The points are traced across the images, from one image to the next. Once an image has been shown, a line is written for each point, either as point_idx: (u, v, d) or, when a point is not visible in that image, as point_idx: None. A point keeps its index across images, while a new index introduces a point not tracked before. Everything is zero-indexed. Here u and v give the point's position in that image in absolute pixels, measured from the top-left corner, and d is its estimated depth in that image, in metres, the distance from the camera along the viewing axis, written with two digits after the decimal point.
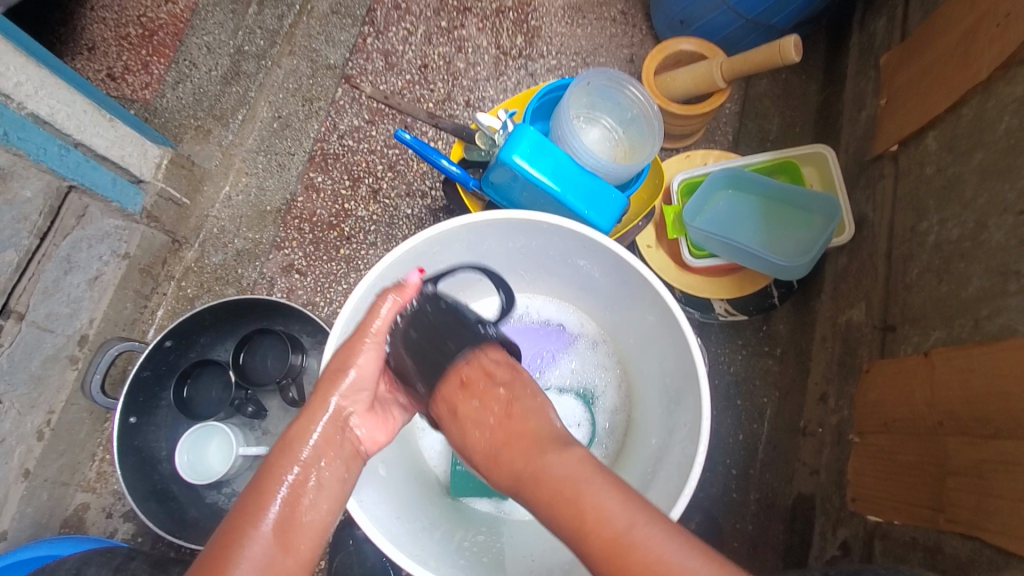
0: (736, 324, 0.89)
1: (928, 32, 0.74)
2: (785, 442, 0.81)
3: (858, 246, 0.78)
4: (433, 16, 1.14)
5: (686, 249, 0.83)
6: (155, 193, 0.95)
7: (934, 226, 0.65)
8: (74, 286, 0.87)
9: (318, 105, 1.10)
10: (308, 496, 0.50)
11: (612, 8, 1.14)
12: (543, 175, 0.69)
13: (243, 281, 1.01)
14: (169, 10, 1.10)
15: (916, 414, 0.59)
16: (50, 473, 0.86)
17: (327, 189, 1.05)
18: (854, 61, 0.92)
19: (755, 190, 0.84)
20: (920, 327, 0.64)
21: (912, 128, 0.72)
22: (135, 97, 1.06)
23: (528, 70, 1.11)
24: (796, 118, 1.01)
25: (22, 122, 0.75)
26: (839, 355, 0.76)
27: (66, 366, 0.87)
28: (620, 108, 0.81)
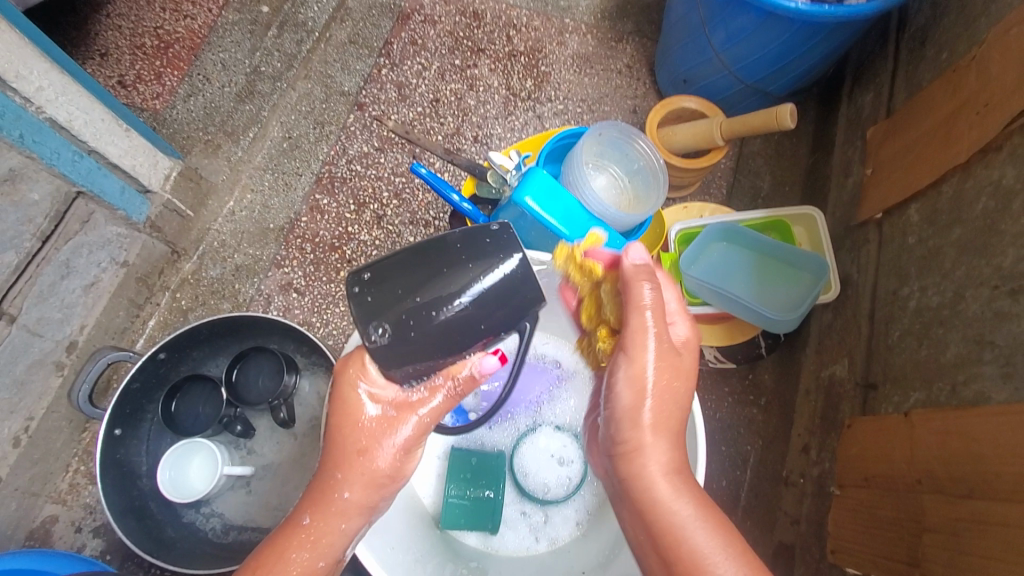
0: (723, 372, 0.92)
1: (911, 112, 0.80)
2: (768, 491, 0.84)
3: (842, 304, 0.82)
4: (447, 54, 1.19)
5: (681, 296, 0.87)
6: (160, 204, 0.96)
7: (915, 292, 0.70)
8: (69, 291, 0.86)
9: (329, 129, 1.12)
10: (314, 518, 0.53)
11: (618, 61, 1.20)
12: (552, 217, 0.72)
13: (239, 296, 1.01)
14: (187, 26, 1.13)
15: (896, 471, 0.62)
16: (22, 482, 0.84)
17: (332, 212, 1.07)
18: (843, 130, 0.99)
19: (747, 246, 0.88)
20: (900, 387, 0.67)
21: (896, 199, 0.77)
22: (145, 106, 1.07)
23: (536, 112, 1.15)
24: (786, 178, 1.07)
25: (39, 126, 0.75)
26: (822, 408, 0.80)
27: (51, 372, 0.86)
28: (626, 159, 0.85)
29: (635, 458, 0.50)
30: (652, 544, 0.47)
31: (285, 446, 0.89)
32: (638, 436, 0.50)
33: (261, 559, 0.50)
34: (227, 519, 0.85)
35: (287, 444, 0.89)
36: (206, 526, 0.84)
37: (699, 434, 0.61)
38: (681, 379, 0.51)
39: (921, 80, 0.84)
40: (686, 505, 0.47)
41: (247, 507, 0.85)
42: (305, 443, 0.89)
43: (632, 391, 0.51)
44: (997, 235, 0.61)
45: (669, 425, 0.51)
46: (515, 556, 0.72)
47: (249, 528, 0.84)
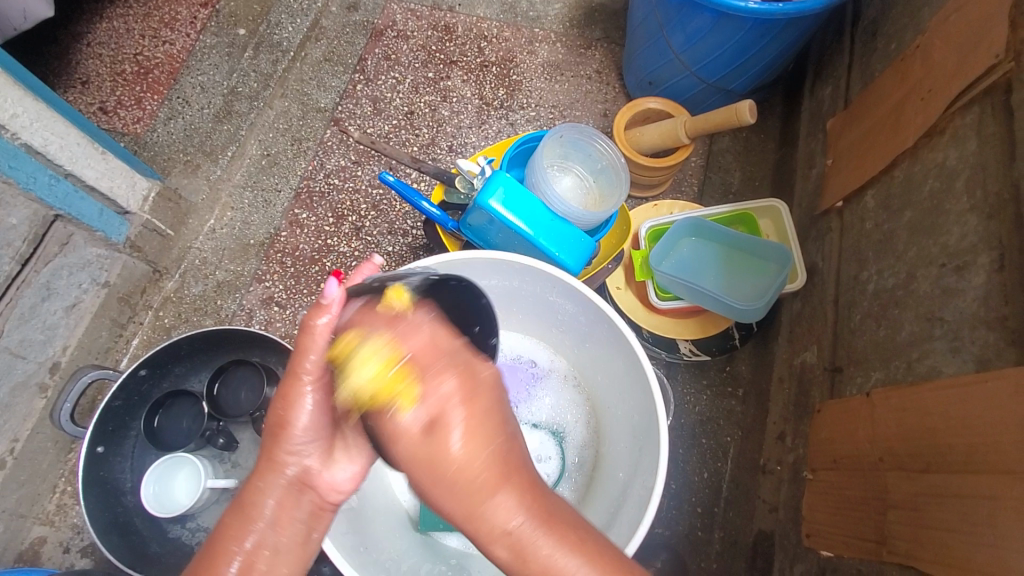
0: (700, 365, 0.93)
1: (866, 101, 0.83)
2: (747, 480, 0.84)
3: (810, 292, 0.84)
4: (421, 67, 1.21)
5: (652, 291, 0.88)
6: (140, 224, 0.98)
7: (873, 276, 0.71)
8: (51, 313, 0.88)
9: (306, 145, 1.14)
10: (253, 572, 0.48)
11: (588, 67, 1.22)
12: (517, 218, 0.74)
13: (221, 312, 1.02)
14: (165, 51, 1.16)
15: (860, 451, 0.63)
16: (8, 504, 0.85)
17: (311, 225, 1.08)
18: (807, 124, 1.01)
19: (715, 239, 0.90)
20: (863, 368, 0.69)
21: (854, 186, 0.79)
22: (126, 131, 1.10)
23: (508, 119, 1.18)
24: (755, 174, 1.09)
25: (15, 152, 0.77)
26: (795, 396, 0.81)
27: (35, 394, 0.87)
28: (591, 159, 0.87)
29: (483, 515, 0.40)
30: None
31: None
32: (478, 494, 0.40)
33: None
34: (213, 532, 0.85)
35: None
36: (191, 541, 0.84)
37: (661, 413, 0.66)
38: (496, 429, 0.41)
39: (874, 71, 0.86)
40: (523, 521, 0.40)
41: None
42: None
43: (439, 442, 0.41)
44: (943, 215, 0.63)
45: (505, 472, 0.41)
46: None
47: None
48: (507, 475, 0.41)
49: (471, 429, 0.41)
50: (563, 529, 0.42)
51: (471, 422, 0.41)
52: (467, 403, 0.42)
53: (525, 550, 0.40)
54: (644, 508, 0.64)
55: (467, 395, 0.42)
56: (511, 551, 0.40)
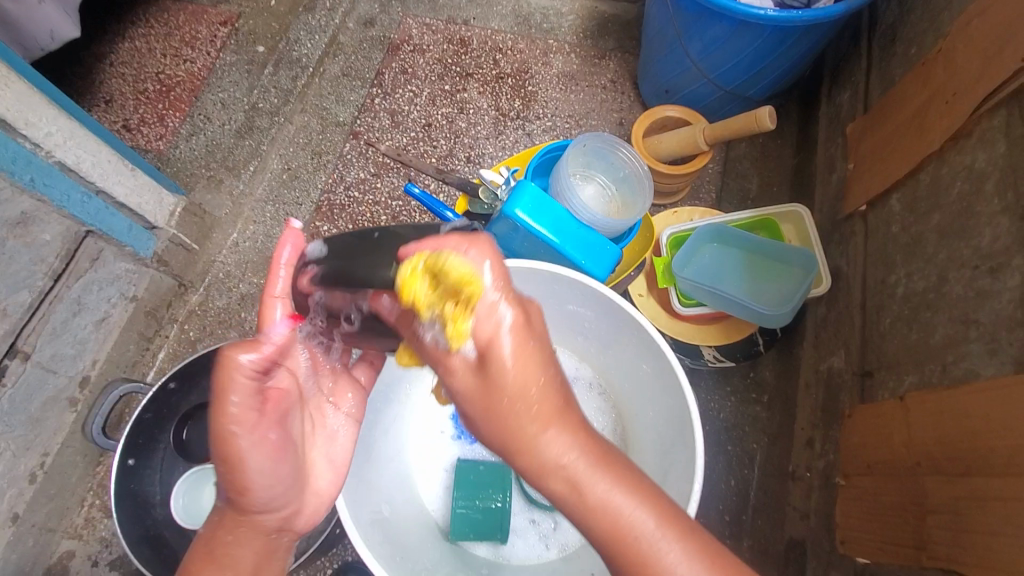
0: (724, 372, 0.93)
1: (886, 106, 0.83)
2: (776, 487, 0.84)
3: (835, 297, 0.84)
4: (437, 80, 1.23)
5: (675, 298, 0.88)
6: (166, 239, 0.99)
7: (902, 279, 0.71)
8: (81, 327, 0.89)
9: (326, 158, 1.16)
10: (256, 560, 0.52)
11: (602, 77, 1.24)
12: (542, 227, 0.74)
13: (246, 324, 1.03)
14: (186, 69, 1.18)
15: (895, 455, 0.63)
16: (37, 518, 0.86)
17: (332, 237, 1.10)
18: (824, 128, 1.02)
19: (738, 245, 0.90)
20: (895, 372, 0.68)
21: (878, 190, 0.79)
22: (149, 148, 1.12)
23: (525, 130, 1.19)
24: (773, 180, 1.10)
25: (49, 170, 0.79)
26: (823, 401, 0.80)
27: (65, 408, 0.89)
28: (613, 167, 0.88)
29: (539, 448, 0.42)
30: (595, 536, 0.42)
31: None
32: (531, 427, 0.42)
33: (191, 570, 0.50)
34: None
35: None
36: None
37: (694, 415, 0.65)
38: (552, 373, 0.43)
39: (893, 76, 0.87)
40: (600, 476, 0.42)
41: None
42: None
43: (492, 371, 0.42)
44: (973, 217, 0.63)
45: (561, 409, 0.43)
46: (526, 564, 0.72)
47: None
48: (561, 417, 0.43)
49: (522, 360, 0.42)
50: (627, 475, 0.43)
51: (533, 359, 0.42)
52: (516, 342, 0.42)
53: (583, 496, 0.42)
54: (680, 515, 0.63)
55: (527, 342, 0.42)
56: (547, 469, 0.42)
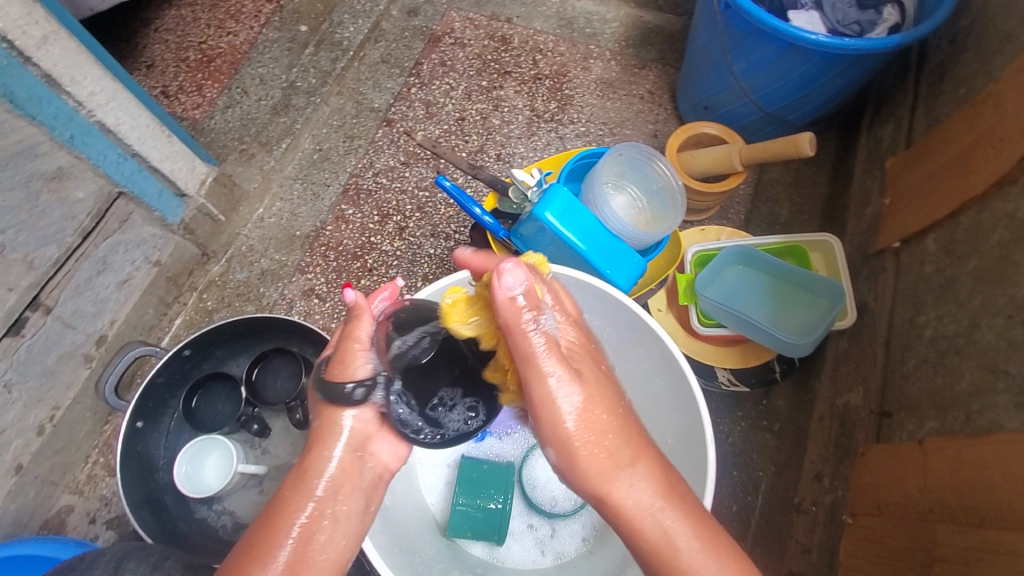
0: (736, 396, 0.92)
1: (931, 144, 0.81)
2: (779, 518, 0.82)
3: (858, 332, 0.82)
4: (475, 75, 1.23)
5: (695, 316, 0.87)
6: (195, 207, 0.99)
7: (932, 321, 0.70)
8: (104, 286, 0.90)
9: (358, 143, 1.16)
10: (324, 534, 0.51)
11: (640, 87, 1.23)
12: (570, 233, 0.74)
13: (263, 299, 1.04)
14: (229, 41, 1.19)
15: (908, 499, 0.62)
16: (42, 470, 0.88)
17: (356, 222, 1.10)
18: (862, 160, 1.00)
19: (763, 269, 0.89)
20: (915, 415, 0.67)
21: (914, 229, 0.78)
22: (185, 116, 1.13)
23: (558, 133, 1.18)
24: (804, 207, 1.08)
25: (88, 128, 0.79)
26: (836, 436, 0.79)
27: (80, 364, 0.90)
28: (646, 179, 0.87)
29: (611, 488, 0.48)
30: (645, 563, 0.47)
31: (298, 448, 0.91)
32: (594, 467, 0.49)
33: (258, 539, 0.49)
34: (238, 517, 0.86)
35: (300, 446, 0.91)
36: (217, 524, 0.85)
37: (708, 439, 0.63)
38: (612, 409, 0.50)
39: (940, 114, 0.85)
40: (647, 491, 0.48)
41: (258, 507, 0.87)
42: None
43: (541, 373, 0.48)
44: (1012, 265, 0.61)
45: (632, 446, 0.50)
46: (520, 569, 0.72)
47: None
48: (633, 452, 0.49)
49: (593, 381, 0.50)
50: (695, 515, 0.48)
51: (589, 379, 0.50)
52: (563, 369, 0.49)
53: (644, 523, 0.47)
54: None
55: (589, 375, 0.50)
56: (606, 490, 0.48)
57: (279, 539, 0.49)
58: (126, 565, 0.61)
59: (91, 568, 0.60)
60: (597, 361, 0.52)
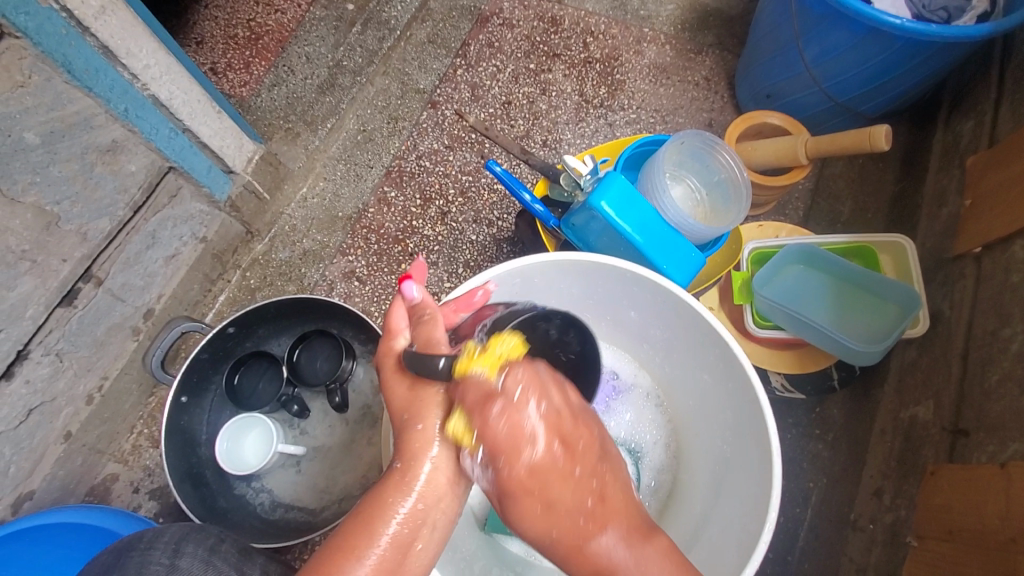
0: (788, 402, 0.87)
1: (1017, 142, 0.74)
2: (831, 532, 0.78)
3: (930, 342, 0.77)
4: (523, 58, 1.19)
5: (750, 317, 0.83)
6: (241, 184, 0.99)
7: (1019, 334, 0.64)
8: (152, 261, 0.91)
9: (402, 125, 1.15)
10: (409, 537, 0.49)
11: (696, 73, 1.17)
12: (627, 224, 0.70)
13: (304, 280, 1.04)
14: (277, 18, 1.18)
15: (988, 527, 0.57)
16: (90, 438, 0.90)
17: (399, 205, 1.09)
18: (939, 157, 0.93)
19: (828, 269, 0.83)
20: (998, 436, 0.62)
21: (998, 234, 0.72)
22: (233, 93, 1.13)
23: (607, 119, 1.14)
24: (869, 205, 1.02)
25: (142, 102, 0.79)
26: (899, 451, 0.74)
27: (128, 336, 0.91)
28: (707, 170, 0.82)
29: (587, 552, 0.44)
30: None
31: (336, 430, 0.91)
32: (572, 523, 0.45)
33: (348, 541, 0.48)
34: (276, 496, 0.86)
35: (338, 428, 0.90)
36: (255, 501, 0.86)
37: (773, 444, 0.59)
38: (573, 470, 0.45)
39: None
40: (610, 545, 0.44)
41: (295, 487, 0.87)
42: (356, 429, 0.90)
43: (522, 496, 0.45)
44: None
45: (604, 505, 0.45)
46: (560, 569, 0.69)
47: (296, 507, 0.86)
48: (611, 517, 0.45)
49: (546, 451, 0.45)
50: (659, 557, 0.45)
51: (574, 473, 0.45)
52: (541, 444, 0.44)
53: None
54: (743, 547, 0.58)
55: (551, 470, 0.44)
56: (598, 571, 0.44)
57: (372, 540, 0.48)
58: (185, 549, 0.59)
59: (150, 550, 0.58)
60: (576, 453, 0.45)
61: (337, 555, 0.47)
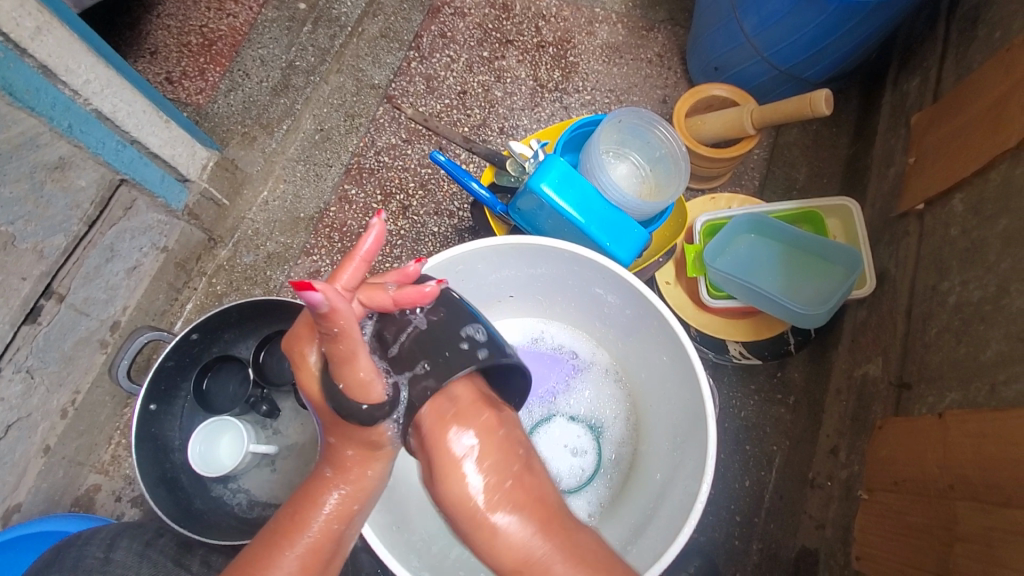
0: (750, 368, 0.89)
1: (958, 97, 0.75)
2: (792, 492, 0.80)
3: (878, 301, 0.78)
4: (476, 46, 1.19)
5: (704, 289, 0.84)
6: (198, 192, 1.00)
7: (956, 287, 0.66)
8: (113, 273, 0.92)
9: (359, 121, 1.14)
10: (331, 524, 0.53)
11: (649, 50, 1.17)
12: (568, 205, 0.71)
13: (270, 282, 1.05)
14: (229, 23, 1.17)
15: (926, 475, 0.59)
16: (68, 451, 0.91)
17: (360, 202, 1.09)
18: (886, 118, 0.94)
19: (776, 237, 0.85)
20: (937, 387, 0.64)
21: (938, 188, 0.73)
22: (189, 101, 1.13)
23: (562, 103, 1.15)
24: (823, 170, 1.02)
25: (86, 117, 0.79)
26: (852, 409, 0.76)
27: (96, 349, 0.93)
28: (649, 146, 0.84)
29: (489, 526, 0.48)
30: None
31: (309, 427, 0.92)
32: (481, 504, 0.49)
33: (272, 539, 0.51)
34: (253, 495, 0.88)
35: (310, 425, 0.92)
36: (233, 501, 0.87)
37: (709, 413, 0.62)
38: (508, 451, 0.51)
39: (971, 63, 0.79)
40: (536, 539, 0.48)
41: (272, 485, 0.89)
42: None
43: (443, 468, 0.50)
44: None
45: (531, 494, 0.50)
46: None
47: (273, 504, 0.88)
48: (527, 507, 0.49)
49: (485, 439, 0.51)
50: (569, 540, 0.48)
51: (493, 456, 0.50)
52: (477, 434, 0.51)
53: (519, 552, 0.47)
54: (686, 512, 0.61)
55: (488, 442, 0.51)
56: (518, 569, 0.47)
57: (295, 537, 0.51)
58: (118, 544, 0.67)
59: (85, 545, 0.67)
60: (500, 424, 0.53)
61: (268, 548, 0.51)
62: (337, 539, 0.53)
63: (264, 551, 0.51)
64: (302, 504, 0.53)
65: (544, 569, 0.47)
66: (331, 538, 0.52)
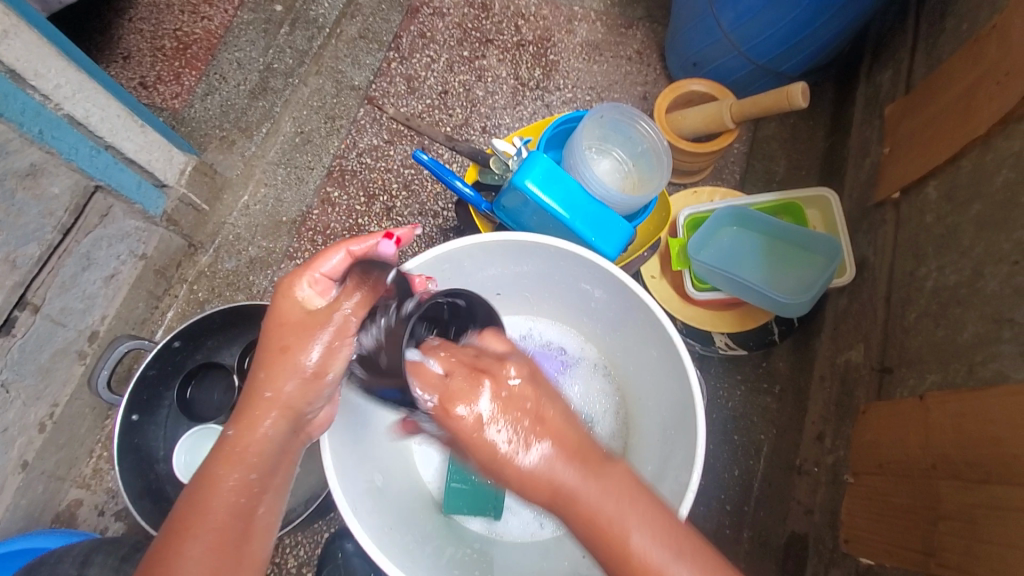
0: (736, 359, 0.90)
1: (929, 88, 0.77)
2: (781, 479, 0.82)
3: (858, 288, 0.80)
4: (456, 46, 1.19)
5: (689, 282, 0.85)
6: (177, 197, 0.99)
7: (932, 272, 0.68)
8: (90, 282, 0.90)
9: (340, 123, 1.13)
10: (260, 505, 0.52)
11: (628, 48, 1.18)
12: (553, 202, 0.72)
13: (253, 288, 1.03)
14: (204, 26, 1.15)
15: (909, 456, 0.60)
16: (47, 466, 0.89)
17: (343, 204, 1.08)
18: (861, 110, 0.96)
19: (757, 228, 0.86)
20: (916, 370, 0.66)
21: (913, 177, 0.75)
22: (165, 106, 1.11)
23: (544, 101, 1.15)
24: (801, 162, 1.04)
25: (58, 123, 0.78)
26: (836, 395, 0.77)
27: (74, 361, 0.90)
28: (630, 142, 0.85)
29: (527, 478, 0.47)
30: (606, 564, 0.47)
31: None
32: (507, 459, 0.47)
33: (171, 533, 0.48)
34: None
35: None
36: None
37: (698, 404, 0.63)
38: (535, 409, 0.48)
39: (940, 54, 0.81)
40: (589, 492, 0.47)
41: None
42: None
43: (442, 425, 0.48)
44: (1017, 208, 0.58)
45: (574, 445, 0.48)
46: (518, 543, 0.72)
47: None
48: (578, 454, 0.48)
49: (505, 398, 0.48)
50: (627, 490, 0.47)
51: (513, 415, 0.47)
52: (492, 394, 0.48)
53: (578, 511, 0.46)
54: (678, 503, 0.62)
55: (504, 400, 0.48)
56: (581, 512, 0.46)
57: (197, 522, 0.49)
58: (93, 560, 0.68)
59: (58, 564, 0.67)
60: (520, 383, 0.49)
61: (169, 542, 0.48)
62: (246, 514, 0.51)
63: (163, 546, 0.47)
64: (198, 490, 0.50)
65: (609, 522, 0.46)
66: (235, 514, 0.50)
